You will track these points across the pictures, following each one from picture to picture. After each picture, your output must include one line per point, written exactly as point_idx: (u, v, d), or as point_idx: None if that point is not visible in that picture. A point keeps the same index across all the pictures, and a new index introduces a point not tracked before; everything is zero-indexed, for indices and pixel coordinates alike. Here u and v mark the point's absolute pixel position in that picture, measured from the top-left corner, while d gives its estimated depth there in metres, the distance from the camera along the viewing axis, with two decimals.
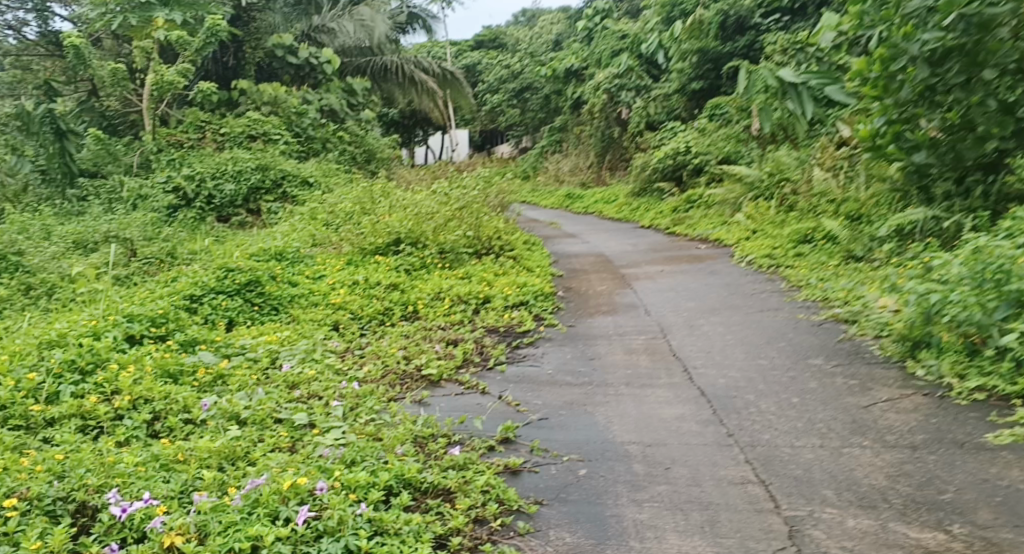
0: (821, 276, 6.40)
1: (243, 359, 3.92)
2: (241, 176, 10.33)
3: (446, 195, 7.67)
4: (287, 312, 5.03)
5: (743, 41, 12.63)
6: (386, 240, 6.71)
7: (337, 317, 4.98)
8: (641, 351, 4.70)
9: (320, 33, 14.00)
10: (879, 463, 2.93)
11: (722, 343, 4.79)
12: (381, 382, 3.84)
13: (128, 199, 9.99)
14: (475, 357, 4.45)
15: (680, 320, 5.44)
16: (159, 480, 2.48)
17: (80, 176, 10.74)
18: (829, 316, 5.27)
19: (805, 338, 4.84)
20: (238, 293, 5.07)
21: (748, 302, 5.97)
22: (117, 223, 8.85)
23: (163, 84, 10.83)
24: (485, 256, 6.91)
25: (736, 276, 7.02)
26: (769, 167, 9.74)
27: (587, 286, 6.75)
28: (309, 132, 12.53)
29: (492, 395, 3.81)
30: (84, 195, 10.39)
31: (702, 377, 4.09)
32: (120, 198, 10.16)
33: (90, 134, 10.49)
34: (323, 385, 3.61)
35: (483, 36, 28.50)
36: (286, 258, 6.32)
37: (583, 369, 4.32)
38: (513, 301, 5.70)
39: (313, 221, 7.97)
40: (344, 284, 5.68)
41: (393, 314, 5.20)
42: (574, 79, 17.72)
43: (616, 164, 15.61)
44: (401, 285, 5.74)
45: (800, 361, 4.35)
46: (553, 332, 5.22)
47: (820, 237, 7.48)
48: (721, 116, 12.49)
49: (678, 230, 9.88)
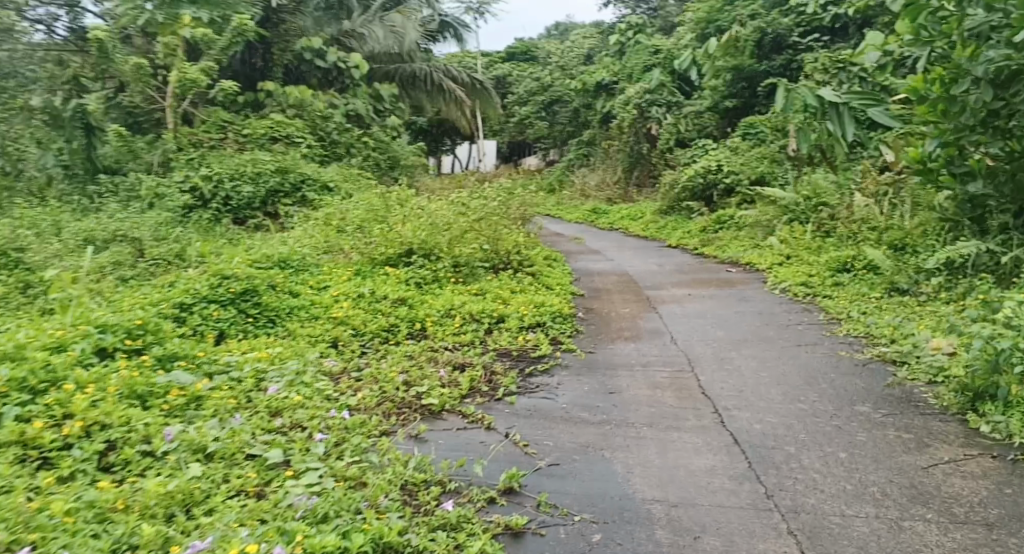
0: (863, 309, 5.95)
1: (225, 381, 3.58)
2: (260, 178, 10.05)
3: (465, 205, 7.30)
4: (284, 325, 4.68)
5: (780, 60, 12.21)
6: (398, 250, 6.31)
7: (337, 333, 4.62)
8: (667, 385, 4.26)
9: (349, 38, 13.66)
10: (948, 544, 2.51)
11: (756, 381, 4.35)
12: (373, 412, 3.46)
13: (145, 198, 9.74)
14: (483, 384, 4.05)
15: (708, 352, 5.00)
16: (87, 536, 2.13)
17: (102, 172, 10.70)
18: (875, 355, 4.83)
19: (848, 380, 4.40)
20: (231, 302, 4.72)
21: (783, 334, 5.52)
22: (129, 221, 8.58)
23: (186, 82, 10.58)
24: (501, 271, 6.53)
25: (768, 303, 6.59)
26: (806, 190, 9.25)
27: (609, 307, 6.33)
28: (334, 136, 12.28)
29: (498, 432, 3.40)
30: (102, 192, 10.17)
31: (734, 422, 3.65)
32: (136, 197, 9.93)
33: (112, 130, 10.32)
34: (307, 414, 3.25)
35: (515, 48, 28.27)
36: (289, 266, 5.96)
37: (601, 404, 3.90)
38: (528, 322, 5.31)
39: (326, 228, 7.62)
40: (348, 296, 5.31)
41: (398, 331, 4.83)
42: (604, 93, 17.35)
43: (644, 180, 15.11)
44: (410, 299, 5.37)
45: (845, 407, 3.90)
46: (569, 359, 4.80)
47: (861, 266, 7.01)
48: (755, 135, 12.07)
49: (706, 250, 9.44)
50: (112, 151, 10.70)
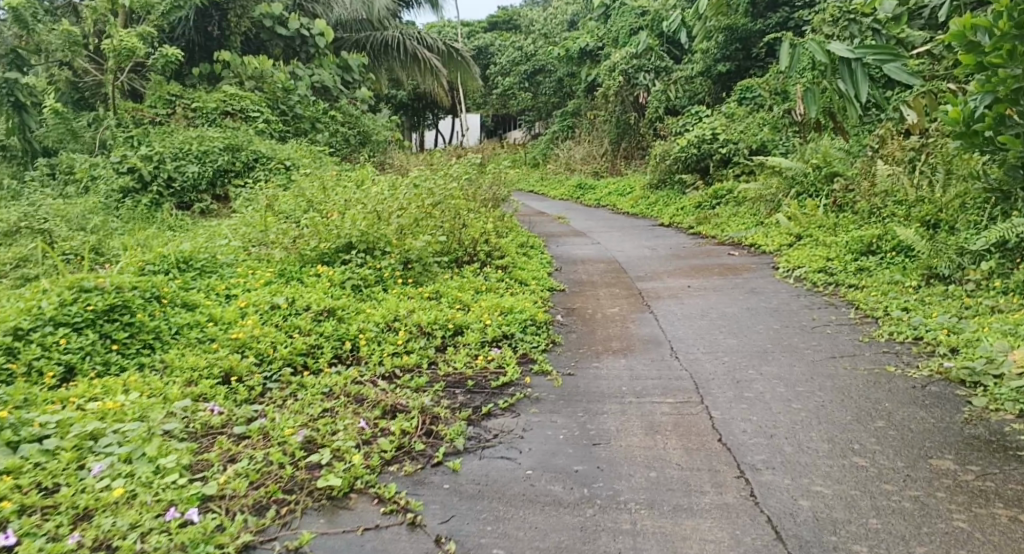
0: (904, 304, 4.86)
1: (28, 457, 2.47)
2: (207, 157, 8.80)
3: (417, 185, 6.10)
4: (165, 352, 3.57)
5: (776, 18, 11.06)
6: (334, 244, 5.11)
7: (231, 362, 3.48)
8: (670, 429, 3.16)
9: (313, 3, 12.21)
10: None
11: (790, 419, 3.25)
12: (239, 505, 2.34)
13: (79, 181, 8.48)
14: (417, 440, 2.91)
15: (720, 372, 3.88)
16: None
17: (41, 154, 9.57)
18: (937, 371, 3.77)
19: (910, 412, 3.31)
20: (89, 324, 3.57)
21: (811, 341, 4.41)
22: (52, 208, 7.33)
23: (121, 51, 9.06)
24: (463, 267, 5.42)
25: (784, 296, 5.48)
26: (814, 158, 8.14)
27: (593, 308, 5.19)
28: (297, 110, 10.97)
29: (427, 536, 2.30)
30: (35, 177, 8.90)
31: (772, 497, 2.60)
32: (72, 180, 8.63)
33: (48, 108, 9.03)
34: (125, 521, 2.18)
35: (497, 17, 26.66)
36: (192, 268, 4.80)
37: (579, 468, 2.78)
38: (491, 335, 4.20)
39: (258, 213, 6.38)
40: (258, 308, 4.14)
41: (320, 356, 3.72)
42: (588, 60, 16.07)
43: (632, 152, 13.90)
44: (339, 309, 4.21)
45: (922, 461, 2.85)
46: (543, 387, 3.68)
47: (889, 248, 5.95)
48: (752, 99, 10.91)
49: (703, 229, 8.31)
50: (49, 133, 9.37)
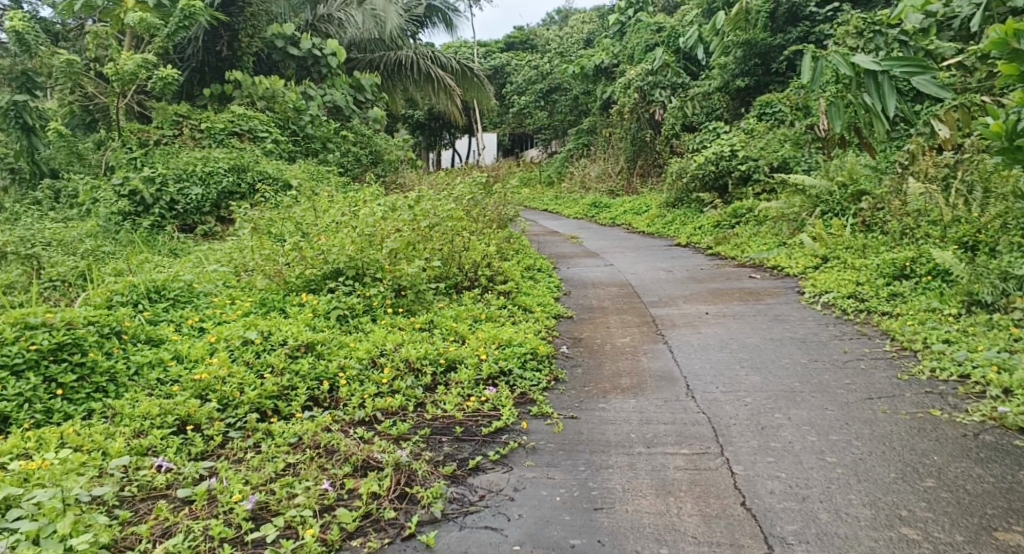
0: (945, 335, 4.40)
1: None
2: (211, 178, 8.45)
3: (414, 206, 5.72)
4: (115, 396, 3.20)
5: (796, 33, 10.64)
6: (320, 270, 4.73)
7: (190, 406, 3.09)
8: (684, 488, 2.74)
9: (326, 24, 12.06)
10: None
11: (825, 476, 2.81)
12: None
13: (81, 204, 8.14)
14: (388, 505, 2.53)
15: (741, 416, 3.44)
16: None
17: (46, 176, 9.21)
18: (989, 416, 3.30)
19: (963, 468, 2.86)
20: (31, 366, 3.22)
21: (843, 378, 3.95)
22: (49, 232, 6.99)
23: (126, 76, 8.63)
24: (462, 295, 5.03)
25: (810, 325, 5.03)
26: (840, 175, 7.70)
27: (602, 338, 4.77)
28: (307, 130, 10.63)
29: None
30: (38, 201, 8.58)
31: None
32: (74, 204, 8.32)
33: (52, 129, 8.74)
34: None
35: (513, 38, 26.37)
36: (165, 298, 4.45)
37: (576, 543, 2.39)
38: (486, 371, 3.79)
39: (249, 236, 5.99)
40: (229, 343, 3.74)
41: (293, 399, 3.32)
42: (604, 77, 15.71)
43: (649, 170, 13.46)
44: (319, 343, 3.81)
45: (985, 535, 2.41)
46: (542, 434, 3.26)
47: (925, 271, 5.48)
48: (773, 115, 10.48)
49: (723, 250, 7.86)
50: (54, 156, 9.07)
